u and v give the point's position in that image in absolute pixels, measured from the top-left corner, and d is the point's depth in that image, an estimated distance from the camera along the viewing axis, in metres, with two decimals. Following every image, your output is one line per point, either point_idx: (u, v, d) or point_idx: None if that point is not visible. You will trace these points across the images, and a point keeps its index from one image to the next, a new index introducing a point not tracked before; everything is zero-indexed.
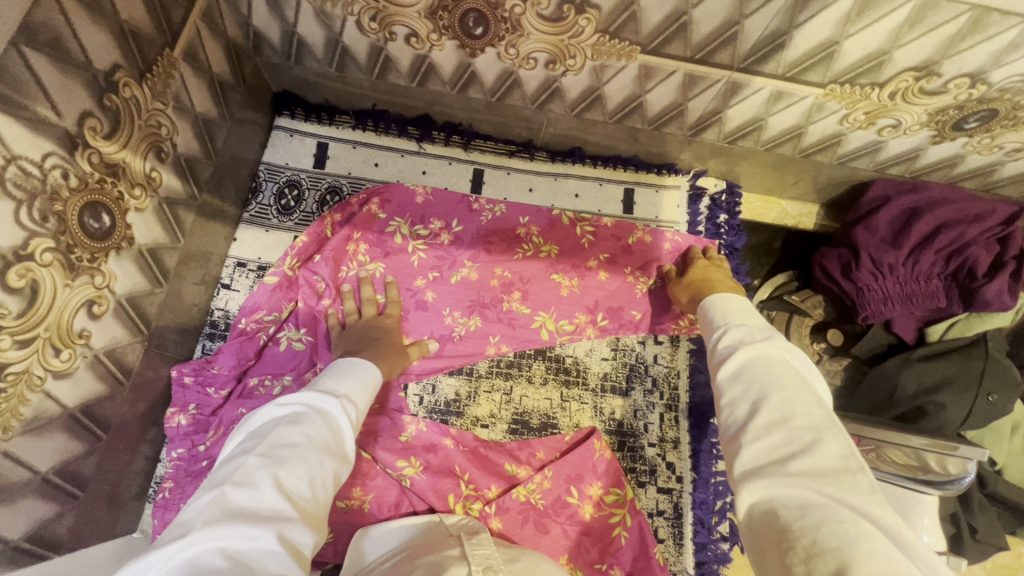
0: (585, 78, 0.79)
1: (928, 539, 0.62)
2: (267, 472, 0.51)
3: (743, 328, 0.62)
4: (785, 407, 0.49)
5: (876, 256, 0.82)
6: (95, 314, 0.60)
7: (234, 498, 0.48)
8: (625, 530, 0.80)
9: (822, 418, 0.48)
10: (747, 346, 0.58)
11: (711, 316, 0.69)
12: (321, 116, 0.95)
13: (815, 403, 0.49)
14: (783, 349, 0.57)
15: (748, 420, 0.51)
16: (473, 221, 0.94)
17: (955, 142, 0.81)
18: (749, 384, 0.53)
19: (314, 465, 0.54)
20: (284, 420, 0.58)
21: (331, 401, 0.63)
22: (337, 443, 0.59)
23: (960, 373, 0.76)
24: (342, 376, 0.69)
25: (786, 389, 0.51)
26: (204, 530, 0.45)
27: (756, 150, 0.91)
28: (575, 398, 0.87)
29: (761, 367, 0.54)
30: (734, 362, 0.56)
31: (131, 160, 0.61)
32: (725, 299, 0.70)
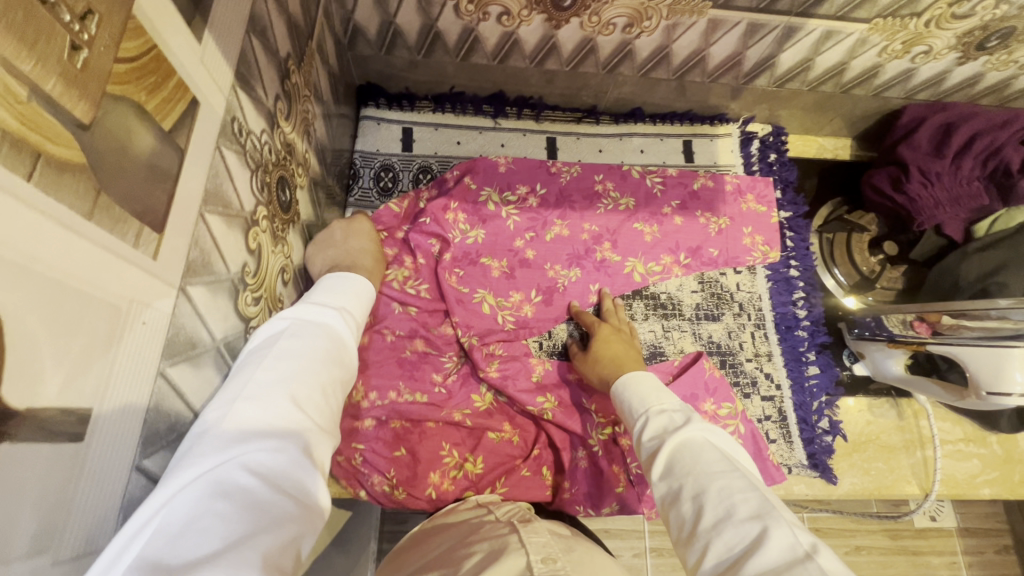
0: (658, 38, 0.89)
1: (1021, 380, 0.71)
2: (275, 389, 0.48)
3: (660, 413, 0.64)
4: (723, 498, 0.50)
5: (923, 167, 0.94)
6: (284, 281, 0.67)
7: (245, 415, 0.45)
8: (739, 437, 0.88)
9: (759, 503, 0.49)
10: (671, 435, 0.59)
11: (629, 399, 0.69)
12: (403, 104, 1.03)
13: (750, 489, 0.50)
14: (701, 427, 0.59)
15: (696, 515, 0.51)
16: (555, 183, 1.03)
17: (977, 62, 0.93)
18: (683, 480, 0.54)
19: (316, 378, 0.53)
20: (284, 333, 0.55)
21: (327, 314, 0.61)
22: (334, 354, 0.58)
23: (1015, 256, 0.86)
24: (328, 288, 0.66)
25: (719, 477, 0.52)
26: (221, 450, 0.41)
27: (801, 91, 1.02)
28: (676, 328, 0.96)
29: (690, 459, 0.55)
30: (665, 457, 0.57)
31: (296, 140, 0.68)
32: (642, 378, 0.72)
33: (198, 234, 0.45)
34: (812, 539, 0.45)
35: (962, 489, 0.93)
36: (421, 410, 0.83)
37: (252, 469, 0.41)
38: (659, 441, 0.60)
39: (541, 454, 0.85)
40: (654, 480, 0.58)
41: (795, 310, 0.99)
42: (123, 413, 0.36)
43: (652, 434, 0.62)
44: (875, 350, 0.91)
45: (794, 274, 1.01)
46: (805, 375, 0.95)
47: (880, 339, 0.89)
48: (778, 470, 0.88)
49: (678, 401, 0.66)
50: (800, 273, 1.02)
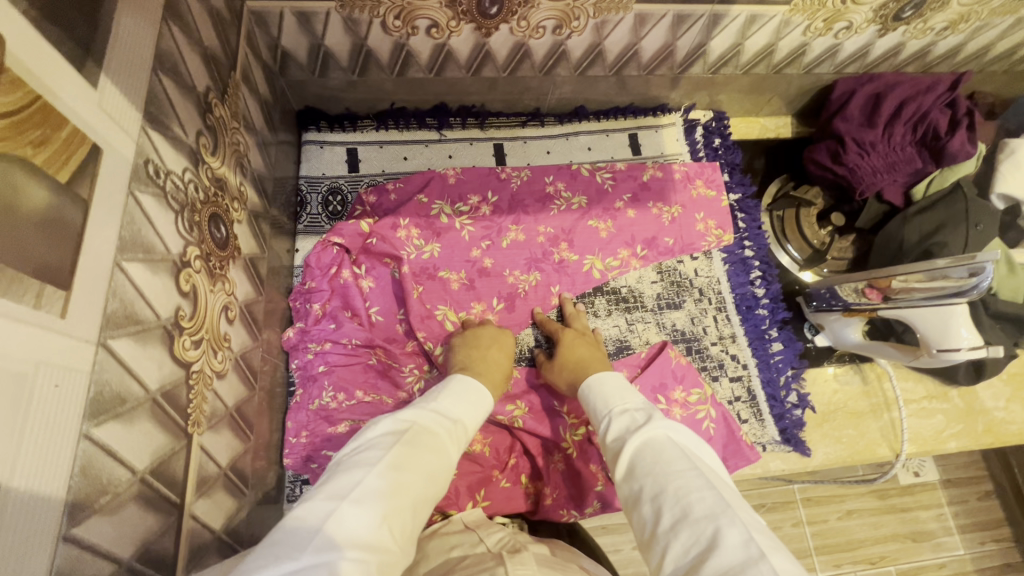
0: (588, 36, 0.89)
1: (966, 335, 0.74)
2: (379, 502, 0.49)
3: (623, 413, 0.65)
4: (680, 496, 0.51)
5: (858, 139, 0.97)
6: (229, 319, 0.65)
7: (347, 521, 0.46)
8: (711, 422, 0.89)
9: (714, 501, 0.49)
10: (633, 434, 0.60)
11: (593, 400, 0.70)
12: (345, 125, 1.02)
13: (706, 488, 0.51)
14: (660, 425, 0.60)
15: (655, 515, 0.51)
16: (507, 189, 1.03)
17: (897, 33, 0.96)
18: (643, 481, 0.54)
19: (420, 494, 0.53)
20: (401, 439, 0.56)
21: (446, 424, 0.62)
22: (441, 470, 0.58)
23: (951, 215, 0.90)
24: (450, 390, 0.68)
25: (677, 477, 0.52)
26: (319, 549, 0.42)
27: (736, 75, 1.04)
28: (640, 320, 0.96)
29: (651, 458, 0.56)
30: (628, 457, 0.58)
31: (227, 174, 0.66)
32: (608, 378, 0.72)
33: (116, 285, 0.43)
34: (763, 540, 0.45)
35: (930, 444, 0.96)
36: None
37: None
38: (621, 442, 0.61)
39: (518, 462, 0.85)
40: (618, 481, 0.58)
41: (754, 289, 1.00)
42: (35, 483, 0.34)
43: (615, 435, 0.63)
44: (834, 320, 0.92)
45: (749, 254, 1.03)
46: (770, 352, 0.96)
47: (836, 310, 0.91)
48: (752, 450, 0.88)
49: (640, 399, 0.67)
50: (755, 252, 1.03)
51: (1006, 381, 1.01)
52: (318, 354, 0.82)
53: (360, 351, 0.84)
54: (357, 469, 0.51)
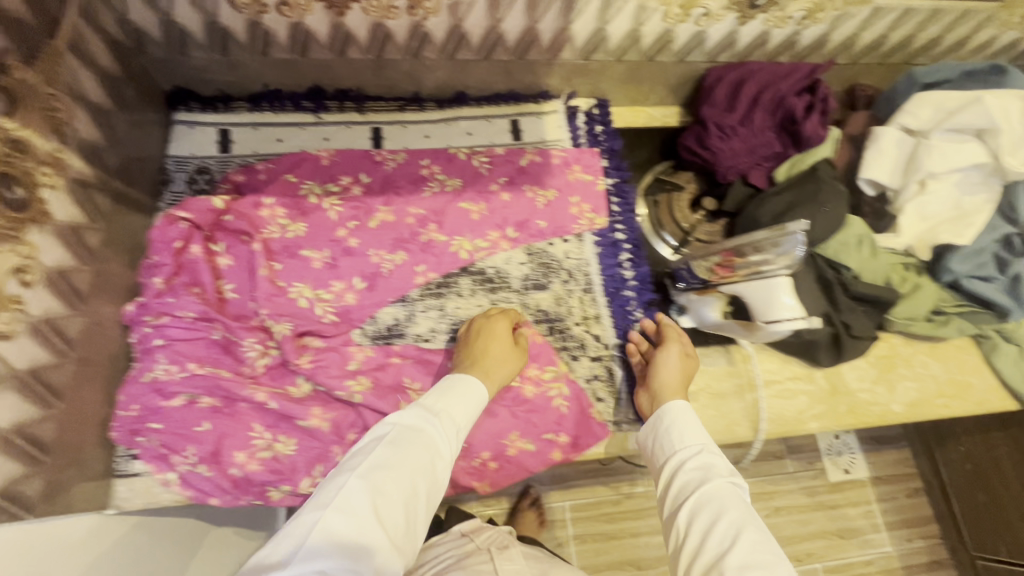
0: (445, 18, 0.91)
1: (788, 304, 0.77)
2: (371, 506, 0.60)
3: (710, 453, 0.73)
4: (753, 547, 0.62)
5: (719, 123, 0.98)
6: (25, 281, 0.64)
7: (336, 527, 0.58)
8: (563, 399, 0.91)
9: (783, 568, 0.61)
10: (715, 477, 0.70)
11: (674, 423, 0.78)
12: (218, 106, 1.02)
13: (775, 547, 0.63)
14: (738, 480, 0.70)
15: (721, 553, 0.62)
16: (380, 171, 1.03)
17: (757, 20, 0.98)
18: (733, 511, 0.65)
19: (410, 491, 0.64)
20: (383, 443, 0.67)
21: (427, 421, 0.71)
22: (432, 468, 0.68)
23: (802, 197, 0.92)
24: (438, 390, 0.77)
25: (754, 531, 0.64)
26: (308, 556, 0.56)
27: (609, 62, 1.06)
28: (504, 300, 0.97)
29: (724, 505, 0.66)
30: (707, 491, 0.68)
31: (33, 138, 0.66)
32: (679, 411, 0.79)
33: None
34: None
35: (791, 425, 0.96)
36: (228, 408, 0.80)
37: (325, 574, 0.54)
38: (701, 475, 0.71)
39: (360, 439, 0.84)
40: (698, 495, 0.68)
41: (622, 271, 1.01)
42: None
43: (693, 465, 0.72)
44: (693, 300, 0.94)
45: (621, 237, 1.04)
46: (633, 332, 0.97)
47: (696, 288, 0.93)
48: (602, 427, 0.90)
49: (708, 439, 0.76)
50: (626, 235, 1.04)
51: (872, 364, 1.02)
52: (155, 328, 0.82)
53: (201, 325, 0.83)
54: (342, 476, 0.63)
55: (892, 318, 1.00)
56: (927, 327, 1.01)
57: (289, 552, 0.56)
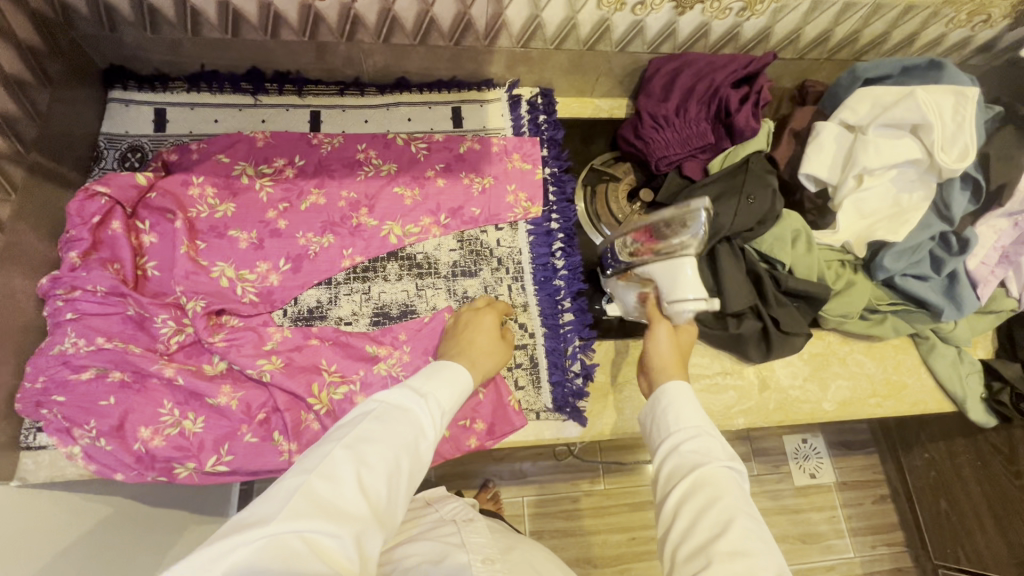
0: (374, 0, 0.90)
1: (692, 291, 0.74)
2: (349, 477, 0.58)
3: (705, 437, 0.66)
4: (746, 539, 0.57)
5: (653, 114, 0.97)
6: None
7: (317, 493, 0.56)
8: (481, 387, 0.89)
9: (772, 559, 0.57)
10: (717, 463, 0.63)
11: (671, 404, 0.70)
12: (154, 85, 1.02)
13: (766, 539, 0.58)
14: (735, 465, 0.64)
15: (712, 539, 0.58)
16: (315, 154, 1.04)
17: (694, 11, 0.98)
18: (728, 501, 0.60)
19: (393, 465, 0.61)
20: (369, 417, 0.64)
21: (417, 401, 0.68)
22: (416, 446, 0.65)
23: (728, 188, 0.91)
24: (427, 370, 0.73)
25: (752, 520, 0.59)
26: (289, 520, 0.54)
27: (549, 50, 1.05)
28: (430, 286, 0.97)
29: (724, 493, 0.60)
30: (709, 476, 0.62)
31: None
32: (682, 392, 0.71)
33: None
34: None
35: (717, 420, 0.95)
36: (137, 383, 0.80)
37: (305, 538, 0.53)
38: (697, 462, 0.63)
39: (271, 419, 0.84)
40: (707, 482, 0.61)
41: (553, 261, 1.00)
42: None
43: (690, 449, 0.65)
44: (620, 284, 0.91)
45: (555, 227, 1.03)
46: (560, 321, 0.96)
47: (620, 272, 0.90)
48: (519, 416, 0.89)
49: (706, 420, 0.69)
50: (560, 225, 1.03)
51: (806, 361, 1.01)
52: (67, 302, 0.81)
53: (113, 300, 0.83)
54: (328, 445, 0.61)
55: (826, 315, 0.99)
56: (860, 325, 1.00)
57: (267, 512, 0.55)
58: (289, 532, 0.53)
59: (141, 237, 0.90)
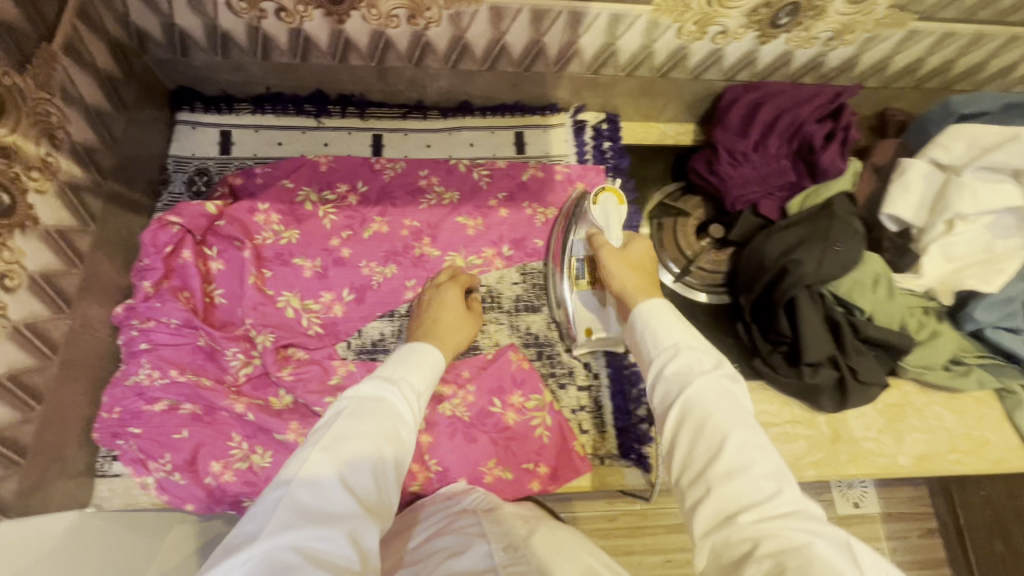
0: (447, 28, 0.88)
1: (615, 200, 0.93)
2: (332, 473, 0.58)
3: (690, 352, 0.68)
4: (742, 448, 0.58)
5: (730, 148, 0.93)
6: (8, 287, 0.65)
7: (302, 499, 0.56)
8: (546, 429, 0.89)
9: (771, 466, 0.58)
10: (699, 377, 0.65)
11: (654, 326, 0.72)
12: (221, 107, 1.02)
13: (763, 449, 0.59)
14: (726, 375, 0.65)
15: (711, 454, 0.59)
16: (378, 181, 1.02)
17: (779, 40, 0.92)
18: (715, 414, 0.61)
19: (375, 457, 0.61)
20: (342, 414, 0.64)
21: (387, 389, 0.68)
22: (396, 432, 0.65)
23: (812, 232, 0.86)
24: (394, 361, 0.75)
25: (744, 428, 0.60)
26: (277, 533, 0.53)
27: (619, 77, 1.01)
28: (493, 321, 0.96)
29: (709, 405, 0.62)
30: (690, 396, 0.63)
31: (24, 144, 0.67)
32: (665, 309, 0.74)
33: None
34: (808, 505, 0.55)
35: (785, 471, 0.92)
36: (208, 417, 0.81)
37: (300, 548, 0.52)
38: (682, 381, 0.65)
39: None
40: (692, 397, 0.63)
41: None
42: None
43: (675, 371, 0.67)
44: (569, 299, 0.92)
45: None
46: (625, 363, 0.94)
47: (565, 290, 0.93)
48: (584, 463, 0.89)
49: (696, 337, 0.70)
50: None
51: (880, 412, 0.96)
52: (142, 331, 0.82)
53: (186, 331, 0.84)
54: (305, 450, 0.60)
55: (905, 365, 0.94)
56: (942, 377, 0.94)
57: (255, 529, 0.54)
58: (282, 542, 0.52)
59: (209, 264, 0.90)
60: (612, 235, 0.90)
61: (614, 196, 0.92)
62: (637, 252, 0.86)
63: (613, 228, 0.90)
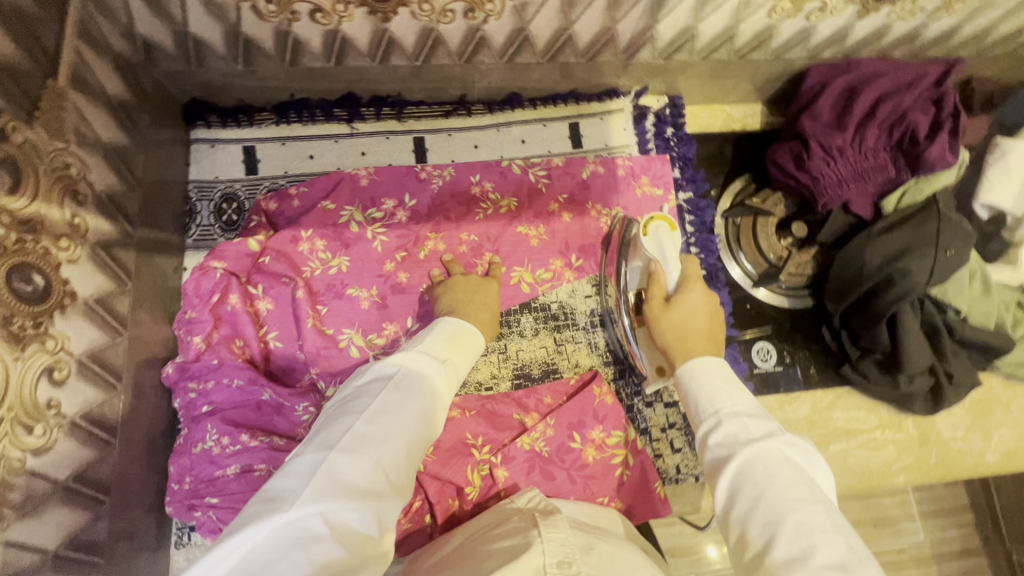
0: (508, 21, 0.75)
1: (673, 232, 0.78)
2: (375, 450, 0.49)
3: (738, 421, 0.52)
4: (802, 534, 0.43)
5: (824, 141, 0.85)
6: (58, 380, 0.56)
7: (340, 470, 0.47)
8: (627, 468, 0.84)
9: (844, 551, 0.42)
10: (745, 447, 0.49)
11: (691, 388, 0.57)
12: (240, 118, 0.89)
13: (833, 531, 0.43)
14: (780, 443, 0.50)
15: (764, 547, 0.44)
16: (426, 192, 0.91)
17: (880, 13, 0.81)
18: (767, 495, 0.46)
19: (415, 437, 0.53)
20: (388, 385, 0.55)
21: (435, 366, 0.60)
22: (438, 413, 0.57)
23: (919, 236, 0.80)
24: (439, 334, 0.65)
25: (801, 507, 0.45)
26: (307, 503, 0.44)
27: (693, 61, 0.89)
28: (569, 340, 0.90)
29: (764, 482, 0.47)
30: (740, 474, 0.48)
31: (47, 210, 0.56)
32: (712, 365, 0.58)
33: None
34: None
35: (876, 478, 0.90)
36: None
37: (329, 520, 0.44)
38: (726, 456, 0.50)
39: (422, 505, 0.77)
40: (740, 484, 0.48)
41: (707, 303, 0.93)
42: None
43: (718, 444, 0.51)
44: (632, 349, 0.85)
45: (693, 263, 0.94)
46: None
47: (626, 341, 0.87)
48: (665, 504, 0.83)
49: (752, 402, 0.54)
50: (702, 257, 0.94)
51: (968, 409, 0.94)
52: (200, 393, 0.75)
53: (250, 390, 0.76)
54: (348, 417, 0.52)
55: (998, 362, 0.91)
56: None
57: (284, 489, 0.45)
58: (310, 513, 0.43)
59: (257, 306, 0.81)
60: (668, 266, 0.75)
61: (664, 224, 0.78)
62: (693, 301, 0.69)
63: (670, 261, 0.75)
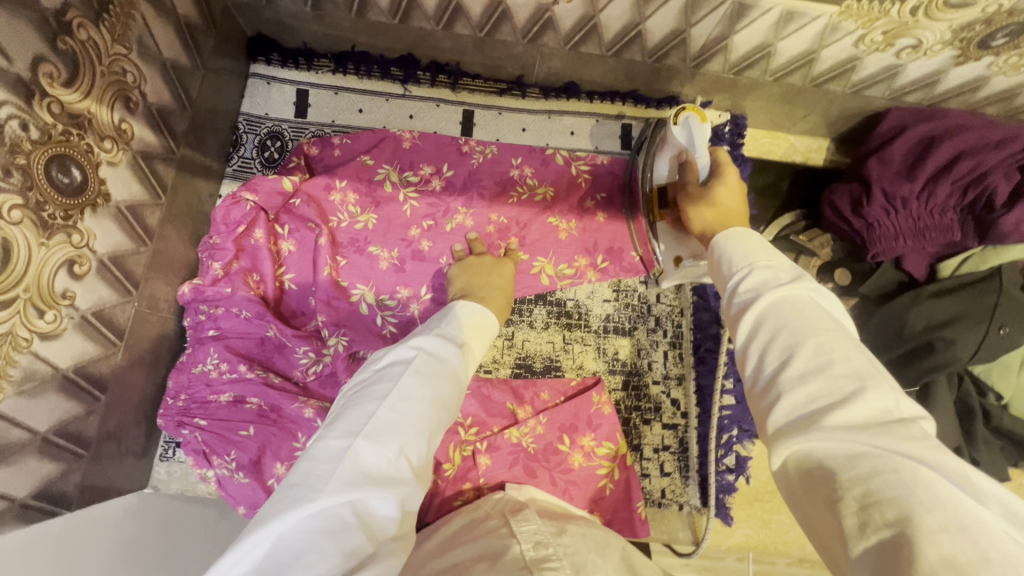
0: (579, 6, 0.73)
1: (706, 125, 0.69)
2: (397, 436, 0.47)
3: (769, 270, 0.46)
4: (822, 353, 0.38)
5: (888, 190, 0.79)
6: (76, 274, 0.58)
7: (365, 457, 0.45)
8: (611, 482, 0.81)
9: (863, 363, 0.37)
10: (773, 291, 0.43)
11: (723, 253, 0.51)
12: (299, 61, 0.90)
13: (856, 351, 0.38)
14: (809, 289, 0.43)
15: (778, 370, 0.39)
16: (465, 166, 0.90)
17: (979, 63, 0.74)
18: (789, 329, 0.40)
19: (435, 424, 0.51)
20: (408, 370, 0.53)
21: (452, 351, 0.58)
22: (456, 398, 0.56)
23: (972, 307, 0.75)
24: (456, 319, 0.63)
25: (824, 330, 0.39)
26: (336, 492, 0.42)
27: (764, 81, 0.85)
28: (577, 341, 0.87)
29: (790, 312, 0.41)
30: (763, 314, 0.42)
31: (97, 110, 0.58)
32: (744, 235, 0.52)
33: None
34: (913, 410, 0.35)
35: None
36: (274, 413, 0.75)
37: (356, 509, 0.43)
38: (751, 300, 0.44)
39: None
40: (760, 323, 0.42)
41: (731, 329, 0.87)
42: None
43: (746, 290, 0.45)
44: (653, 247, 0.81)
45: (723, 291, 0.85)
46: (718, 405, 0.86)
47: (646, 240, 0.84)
48: (644, 526, 0.81)
49: (787, 260, 0.47)
50: None
51: None
52: (210, 317, 0.77)
53: (257, 323, 0.78)
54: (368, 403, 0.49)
55: None
56: None
57: (310, 477, 0.43)
58: (338, 502, 0.42)
59: (280, 244, 0.83)
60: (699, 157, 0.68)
61: (696, 114, 0.69)
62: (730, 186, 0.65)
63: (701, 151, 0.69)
